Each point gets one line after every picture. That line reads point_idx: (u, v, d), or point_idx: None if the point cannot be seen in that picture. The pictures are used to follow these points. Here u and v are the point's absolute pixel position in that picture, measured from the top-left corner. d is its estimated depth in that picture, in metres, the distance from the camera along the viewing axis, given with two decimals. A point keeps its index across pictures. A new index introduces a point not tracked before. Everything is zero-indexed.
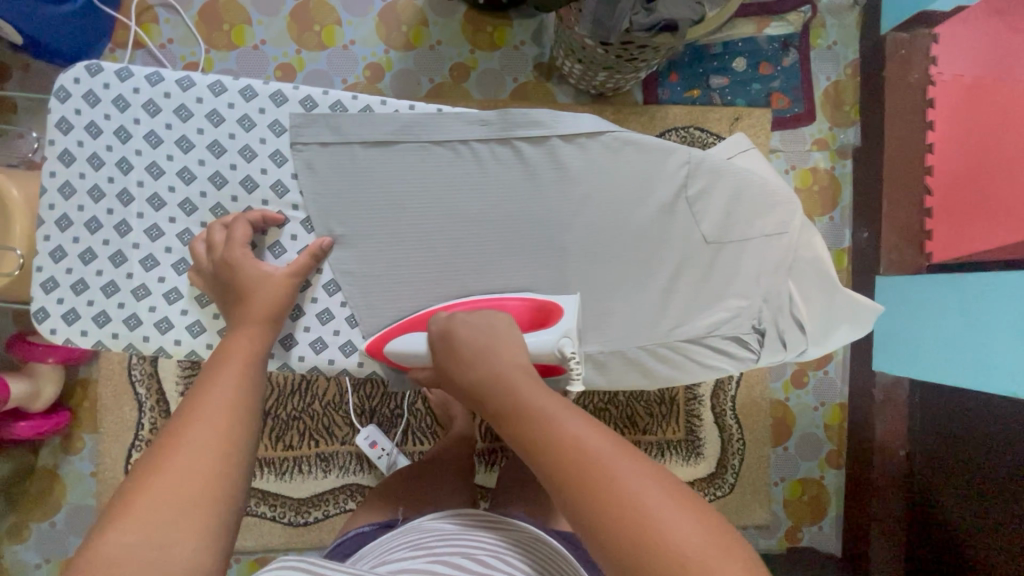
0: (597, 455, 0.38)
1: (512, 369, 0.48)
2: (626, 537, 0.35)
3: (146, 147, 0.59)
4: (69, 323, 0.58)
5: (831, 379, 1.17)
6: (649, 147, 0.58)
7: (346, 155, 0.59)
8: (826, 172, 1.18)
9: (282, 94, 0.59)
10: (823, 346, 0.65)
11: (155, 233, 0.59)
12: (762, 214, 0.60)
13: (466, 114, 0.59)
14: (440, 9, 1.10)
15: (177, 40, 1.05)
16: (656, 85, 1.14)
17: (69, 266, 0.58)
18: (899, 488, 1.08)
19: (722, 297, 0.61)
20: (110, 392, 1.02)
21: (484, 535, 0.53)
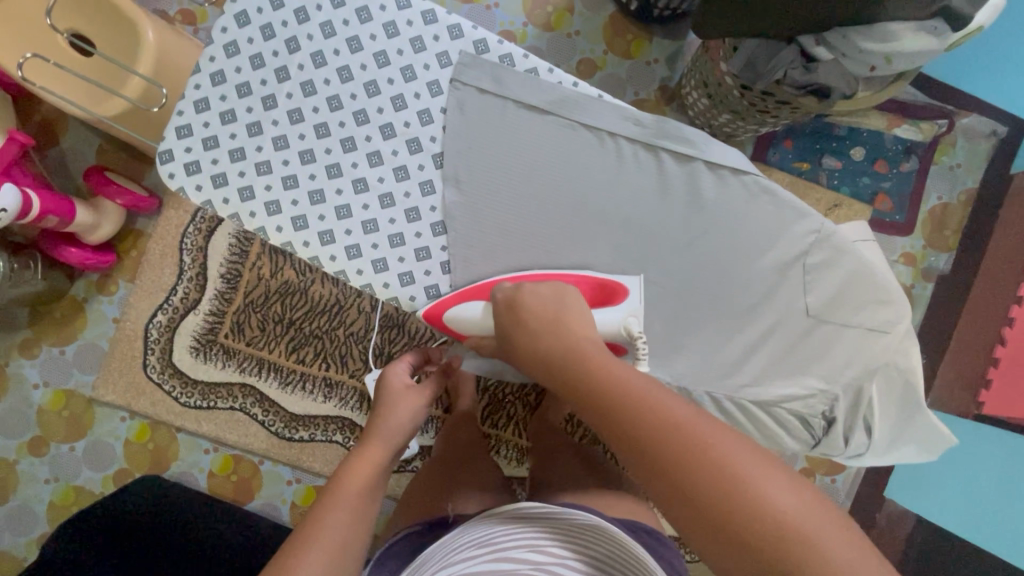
0: (695, 427, 0.41)
1: (591, 339, 0.49)
2: (734, 503, 0.38)
3: (318, 35, 0.59)
4: (189, 173, 0.58)
5: (835, 488, 1.09)
6: (785, 202, 0.57)
7: (497, 108, 0.59)
8: (904, 288, 1.14)
9: (460, 29, 0.60)
10: (880, 457, 0.66)
11: (296, 118, 0.59)
12: (870, 307, 0.58)
13: (624, 109, 0.58)
14: (590, 2, 1.09)
15: None
16: (769, 146, 1.12)
17: (208, 120, 0.59)
18: None
19: (803, 374, 0.61)
20: (158, 250, 1.05)
21: (543, 522, 0.56)
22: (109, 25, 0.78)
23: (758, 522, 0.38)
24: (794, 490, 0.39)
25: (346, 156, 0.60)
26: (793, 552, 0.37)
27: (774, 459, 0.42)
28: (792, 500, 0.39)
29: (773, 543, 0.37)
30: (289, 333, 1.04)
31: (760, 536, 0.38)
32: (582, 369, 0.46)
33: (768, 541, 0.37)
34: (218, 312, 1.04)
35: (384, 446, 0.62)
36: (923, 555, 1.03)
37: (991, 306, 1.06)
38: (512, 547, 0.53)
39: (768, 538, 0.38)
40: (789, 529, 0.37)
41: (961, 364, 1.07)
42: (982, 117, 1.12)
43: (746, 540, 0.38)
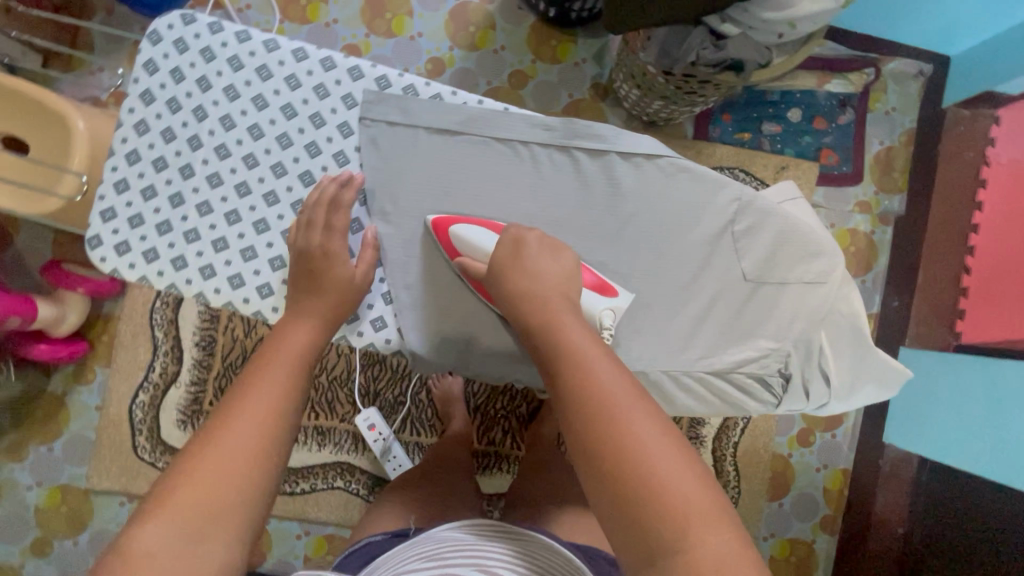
0: (617, 402, 0.43)
1: (564, 313, 0.51)
2: (626, 481, 0.40)
3: (223, 99, 0.61)
4: (121, 254, 0.60)
5: (837, 443, 1.12)
6: (702, 176, 0.61)
7: (410, 139, 0.61)
8: (866, 236, 1.16)
9: (360, 70, 0.62)
10: (841, 404, 0.65)
11: (215, 182, 0.61)
12: (808, 261, 0.61)
13: (531, 117, 0.61)
14: (510, 16, 1.12)
15: (255, 6, 1.08)
16: (708, 123, 1.15)
17: (130, 199, 0.60)
18: (891, 563, 1.08)
19: (754, 336, 0.62)
20: (129, 330, 1.05)
21: (498, 548, 0.55)
22: (41, 124, 0.80)
23: (643, 503, 0.39)
24: (693, 489, 0.39)
25: (271, 210, 0.61)
26: (669, 542, 0.38)
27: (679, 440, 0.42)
28: (686, 492, 0.39)
29: (653, 527, 0.38)
30: None
31: (649, 511, 0.39)
32: (544, 337, 0.49)
33: (646, 514, 0.39)
34: (199, 380, 1.04)
35: (283, 387, 0.52)
36: (933, 493, 1.04)
37: (949, 238, 1.09)
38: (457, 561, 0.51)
39: (650, 521, 0.38)
40: (672, 517, 0.38)
41: (933, 299, 1.09)
42: (907, 59, 1.15)
43: (630, 519, 0.39)
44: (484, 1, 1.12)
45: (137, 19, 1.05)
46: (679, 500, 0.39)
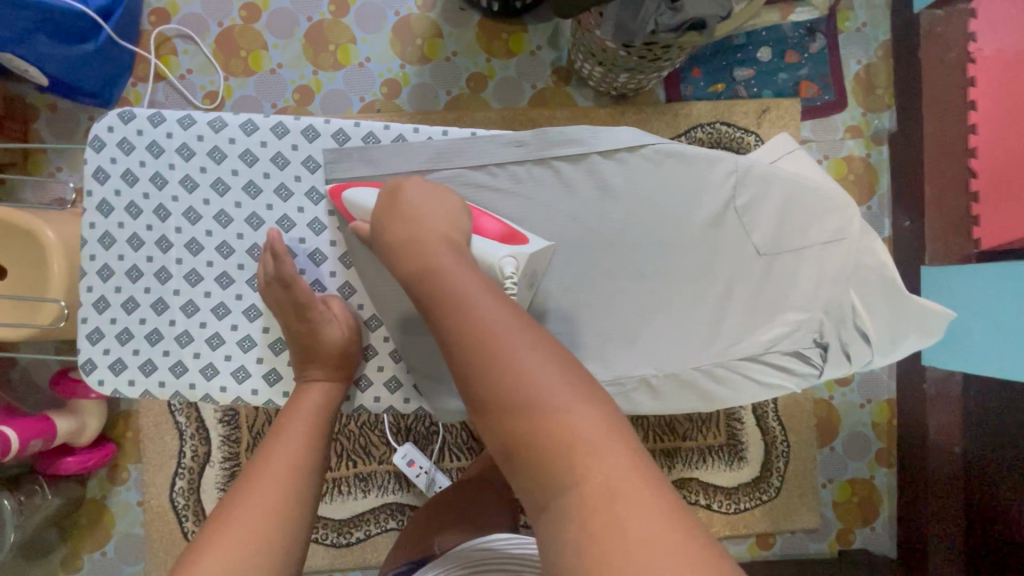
0: (506, 338, 0.42)
1: (445, 255, 0.49)
2: (518, 416, 0.40)
3: (182, 193, 0.61)
4: (116, 373, 0.60)
5: (877, 375, 1.14)
6: (692, 157, 0.60)
7: (381, 188, 0.60)
8: (861, 160, 1.14)
9: (313, 129, 0.61)
10: (891, 358, 0.62)
11: (195, 278, 0.61)
12: (817, 220, 0.60)
13: (501, 137, 0.60)
14: (454, 19, 1.08)
15: (195, 70, 1.05)
16: (679, 81, 1.11)
17: (113, 316, 0.60)
18: (956, 488, 1.02)
19: (780, 310, 0.61)
20: (151, 422, 1.04)
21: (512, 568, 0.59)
22: (10, 243, 0.78)
23: (535, 436, 0.39)
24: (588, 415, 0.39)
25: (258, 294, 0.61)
26: (565, 470, 0.37)
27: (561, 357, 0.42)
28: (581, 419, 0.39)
29: (546, 459, 0.38)
30: None
31: (535, 438, 0.39)
32: (419, 277, 0.48)
33: (534, 443, 0.39)
34: (231, 456, 1.03)
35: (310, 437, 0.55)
36: (983, 406, 1.00)
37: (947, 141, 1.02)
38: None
39: (544, 453, 0.38)
40: (567, 446, 0.38)
41: (947, 210, 1.03)
42: None
43: (528, 451, 0.39)
44: (425, 10, 1.08)
45: (83, 111, 1.03)
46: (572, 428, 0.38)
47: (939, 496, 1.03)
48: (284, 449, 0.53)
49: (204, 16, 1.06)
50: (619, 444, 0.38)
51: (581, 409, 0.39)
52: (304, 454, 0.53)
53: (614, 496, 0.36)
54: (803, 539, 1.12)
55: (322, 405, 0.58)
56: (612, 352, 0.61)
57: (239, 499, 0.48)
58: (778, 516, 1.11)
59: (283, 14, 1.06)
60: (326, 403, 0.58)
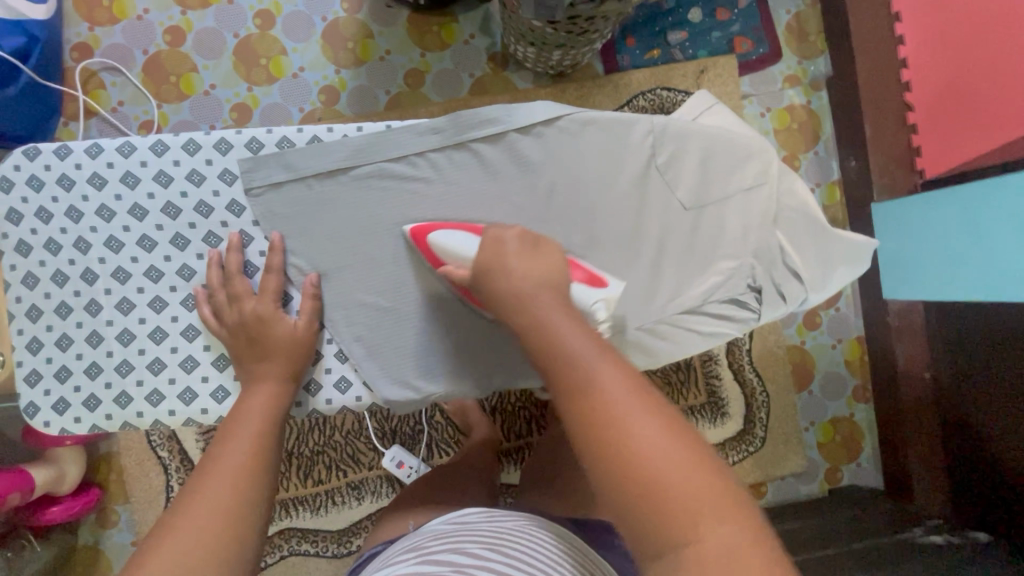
0: (619, 401, 0.41)
1: (553, 309, 0.48)
2: (629, 474, 0.38)
3: (100, 223, 0.61)
4: (60, 412, 0.61)
5: (844, 315, 1.16)
6: (610, 122, 0.60)
7: (302, 191, 0.62)
8: (803, 108, 1.15)
9: (225, 142, 0.61)
10: (825, 292, 0.66)
11: (127, 307, 0.62)
12: (737, 167, 0.62)
13: (418, 126, 0.61)
14: (383, 18, 1.08)
15: (126, 101, 1.03)
16: (615, 53, 1.12)
17: (49, 355, 0.61)
18: (931, 412, 1.06)
19: (712, 261, 0.63)
20: (134, 461, 1.03)
21: (478, 532, 0.54)
22: None
23: (647, 499, 0.37)
24: (702, 479, 0.37)
25: (193, 314, 0.62)
26: (677, 534, 0.36)
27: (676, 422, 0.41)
28: (692, 482, 0.37)
29: (656, 520, 0.37)
30: (294, 463, 1.04)
31: (646, 506, 0.37)
32: (529, 332, 0.48)
33: (644, 513, 0.37)
34: None
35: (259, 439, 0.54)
36: (942, 329, 1.03)
37: (882, 80, 1.06)
38: (447, 546, 0.51)
39: (654, 514, 0.37)
40: (678, 509, 0.36)
41: (886, 146, 1.06)
42: None
43: (631, 509, 0.38)
44: (352, 11, 1.07)
45: None
46: (681, 490, 0.37)
47: (915, 425, 1.07)
48: (229, 460, 0.52)
49: (127, 46, 1.04)
50: (740, 515, 0.36)
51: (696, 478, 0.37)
52: (251, 465, 0.52)
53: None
54: (792, 483, 1.15)
55: (270, 412, 0.57)
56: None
57: (181, 513, 0.46)
58: (767, 466, 1.13)
59: (208, 34, 1.05)
60: (272, 409, 0.57)
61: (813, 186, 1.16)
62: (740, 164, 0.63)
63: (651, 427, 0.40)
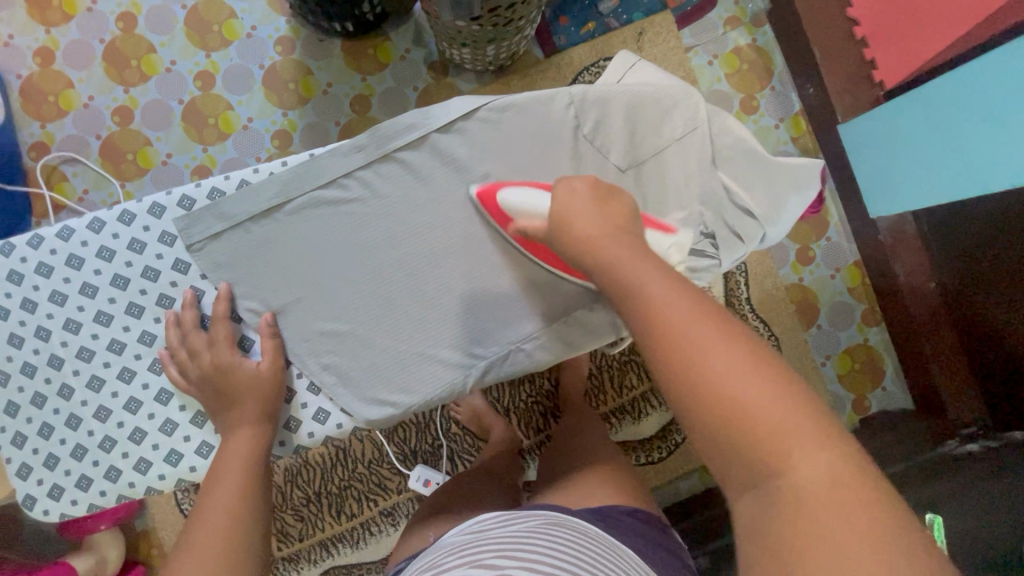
0: (699, 340, 0.40)
1: (630, 255, 0.47)
2: (718, 411, 0.38)
3: (55, 308, 0.63)
4: (56, 498, 0.63)
5: (837, 243, 1.14)
6: (528, 103, 0.62)
7: (244, 235, 0.63)
8: (750, 46, 1.14)
9: (158, 205, 0.63)
10: (780, 226, 0.66)
11: (97, 384, 0.63)
12: (665, 116, 0.62)
13: (340, 148, 0.63)
14: (318, 53, 1.09)
15: (91, 188, 1.05)
16: (550, 34, 1.11)
17: (34, 446, 0.63)
18: (944, 319, 1.01)
19: (662, 215, 0.62)
20: (171, 532, 1.04)
21: (491, 540, 0.53)
22: None
23: (742, 433, 0.37)
24: (797, 408, 0.37)
25: (162, 377, 0.63)
26: (776, 463, 0.36)
27: (763, 355, 0.39)
28: (784, 414, 0.37)
29: (748, 453, 0.37)
30: (325, 501, 1.06)
31: (735, 439, 0.37)
32: (609, 276, 0.47)
33: (737, 445, 0.37)
34: None
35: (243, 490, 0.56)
36: (937, 236, 1.00)
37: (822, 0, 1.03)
38: (461, 561, 0.50)
39: (746, 448, 0.37)
40: (771, 441, 0.36)
41: (840, 66, 1.04)
42: None
43: (719, 436, 0.38)
44: (287, 54, 1.08)
45: None
46: (773, 415, 0.36)
47: (931, 337, 1.04)
48: (213, 518, 0.53)
49: (80, 134, 1.06)
50: (839, 443, 0.36)
51: (787, 413, 0.37)
52: (236, 517, 0.53)
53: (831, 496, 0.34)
54: None
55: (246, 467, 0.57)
56: (523, 309, 0.65)
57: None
58: None
59: (154, 105, 1.07)
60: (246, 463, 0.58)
61: (777, 121, 1.14)
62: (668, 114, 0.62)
63: (737, 356, 0.39)
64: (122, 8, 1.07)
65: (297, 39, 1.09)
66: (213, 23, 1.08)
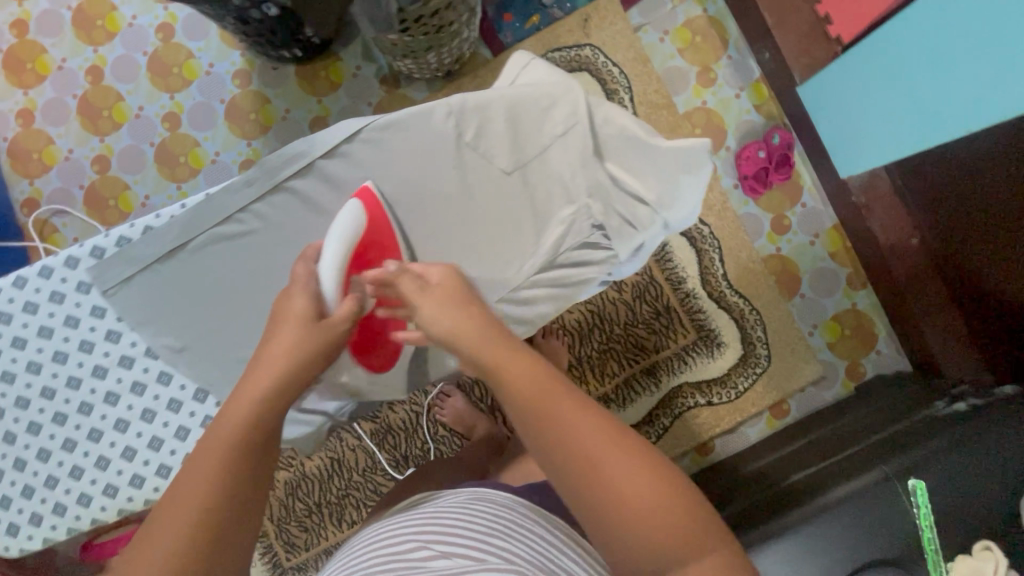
0: (564, 422, 0.43)
1: (497, 339, 0.48)
2: (581, 482, 0.42)
3: (16, 351, 0.66)
4: (38, 525, 0.67)
5: (813, 208, 1.10)
6: (409, 120, 0.63)
7: (154, 277, 0.65)
8: (702, 18, 1.11)
9: (73, 257, 0.66)
10: (680, 206, 0.68)
11: (62, 418, 0.67)
12: (544, 114, 0.64)
13: (229, 185, 0.64)
14: (274, 81, 1.13)
15: (81, 235, 1.12)
16: (496, 32, 1.12)
17: (11, 479, 0.67)
18: (929, 273, 0.98)
19: (553, 212, 0.67)
20: None
21: (413, 516, 0.66)
22: None
23: (600, 500, 0.42)
24: (645, 471, 0.42)
25: (119, 407, 0.67)
26: (623, 518, 0.42)
27: (621, 428, 0.44)
28: (635, 482, 0.42)
29: (604, 515, 0.42)
30: (325, 511, 1.09)
31: (593, 502, 0.42)
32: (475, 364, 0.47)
33: (595, 508, 0.42)
34: (266, 548, 1.09)
35: None
36: (914, 189, 0.96)
37: None
38: (390, 537, 0.63)
39: (602, 511, 0.42)
40: (626, 507, 0.41)
41: (795, 26, 1.00)
42: None
43: (580, 501, 0.43)
44: (245, 85, 1.12)
45: None
46: (624, 483, 0.42)
47: (916, 293, 1.00)
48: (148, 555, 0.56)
49: (65, 186, 1.12)
50: (674, 496, 0.42)
51: (637, 480, 0.42)
52: None
53: (669, 544, 0.41)
54: (815, 392, 1.09)
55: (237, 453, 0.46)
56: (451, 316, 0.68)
57: None
58: (782, 381, 1.08)
59: (129, 151, 1.12)
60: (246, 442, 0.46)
61: (737, 91, 1.11)
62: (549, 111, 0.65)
63: (596, 431, 0.43)
64: (89, 63, 1.13)
65: (252, 70, 1.13)
66: (173, 66, 1.13)
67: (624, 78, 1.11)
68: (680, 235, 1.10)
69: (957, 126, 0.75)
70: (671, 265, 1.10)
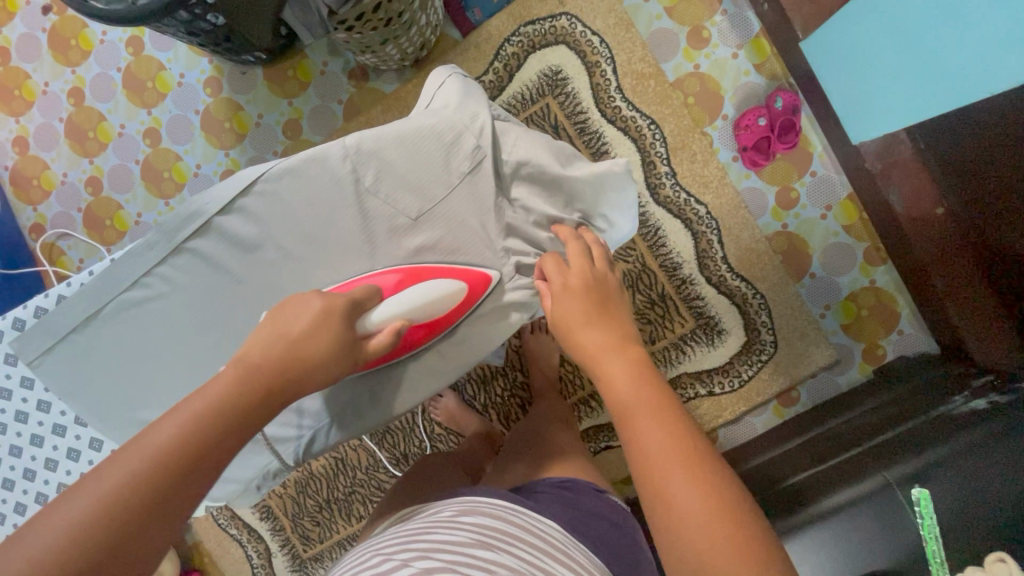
0: (636, 411, 0.49)
1: (597, 332, 0.56)
2: (646, 473, 0.46)
3: (4, 402, 0.71)
4: None
5: (824, 177, 1.00)
6: (301, 168, 0.58)
7: (76, 345, 0.60)
8: None
9: (39, 308, 0.69)
10: (608, 228, 0.73)
11: (53, 464, 0.73)
12: (441, 152, 0.59)
13: (131, 250, 0.58)
14: (244, 86, 1.10)
15: (85, 256, 1.16)
16: (463, 10, 1.04)
17: (13, 522, 0.73)
18: (959, 245, 0.82)
19: (469, 250, 0.63)
20: (216, 544, 1.18)
21: (404, 528, 0.58)
22: None
23: (661, 496, 0.44)
24: (705, 479, 0.43)
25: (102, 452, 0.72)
26: (681, 520, 0.42)
27: (686, 435, 0.47)
28: (695, 488, 0.43)
29: (665, 512, 0.44)
30: (335, 507, 1.14)
31: (655, 499, 0.44)
32: (569, 346, 0.58)
33: (655, 503, 0.44)
34: (285, 540, 1.16)
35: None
36: (937, 156, 0.79)
37: None
38: (372, 549, 0.54)
39: (662, 507, 0.44)
40: (684, 512, 0.43)
41: None
42: None
43: (646, 494, 0.45)
44: (217, 93, 1.10)
45: None
46: (684, 487, 0.43)
47: (942, 271, 0.88)
48: None
49: (66, 211, 1.16)
50: (733, 516, 0.42)
51: (696, 486, 0.43)
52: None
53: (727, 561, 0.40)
54: (826, 378, 1.02)
55: (142, 496, 0.36)
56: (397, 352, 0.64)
57: None
58: (789, 368, 1.01)
59: (117, 171, 1.14)
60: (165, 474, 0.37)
61: (735, 50, 1.01)
62: (453, 146, 0.60)
63: (661, 428, 0.47)
64: (69, 85, 1.14)
65: (223, 77, 1.11)
66: (146, 80, 1.12)
67: (605, 47, 1.01)
68: (674, 217, 1.02)
69: (1004, 85, 0.61)
70: (665, 249, 1.02)
